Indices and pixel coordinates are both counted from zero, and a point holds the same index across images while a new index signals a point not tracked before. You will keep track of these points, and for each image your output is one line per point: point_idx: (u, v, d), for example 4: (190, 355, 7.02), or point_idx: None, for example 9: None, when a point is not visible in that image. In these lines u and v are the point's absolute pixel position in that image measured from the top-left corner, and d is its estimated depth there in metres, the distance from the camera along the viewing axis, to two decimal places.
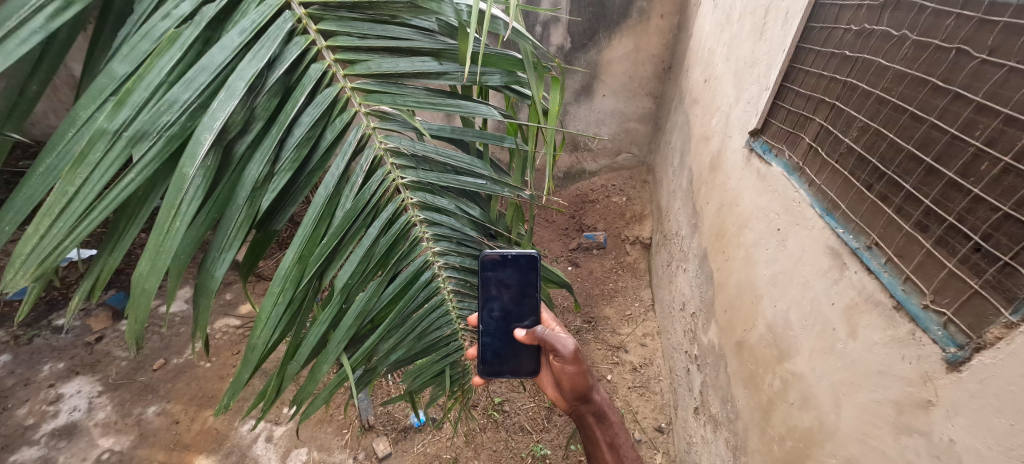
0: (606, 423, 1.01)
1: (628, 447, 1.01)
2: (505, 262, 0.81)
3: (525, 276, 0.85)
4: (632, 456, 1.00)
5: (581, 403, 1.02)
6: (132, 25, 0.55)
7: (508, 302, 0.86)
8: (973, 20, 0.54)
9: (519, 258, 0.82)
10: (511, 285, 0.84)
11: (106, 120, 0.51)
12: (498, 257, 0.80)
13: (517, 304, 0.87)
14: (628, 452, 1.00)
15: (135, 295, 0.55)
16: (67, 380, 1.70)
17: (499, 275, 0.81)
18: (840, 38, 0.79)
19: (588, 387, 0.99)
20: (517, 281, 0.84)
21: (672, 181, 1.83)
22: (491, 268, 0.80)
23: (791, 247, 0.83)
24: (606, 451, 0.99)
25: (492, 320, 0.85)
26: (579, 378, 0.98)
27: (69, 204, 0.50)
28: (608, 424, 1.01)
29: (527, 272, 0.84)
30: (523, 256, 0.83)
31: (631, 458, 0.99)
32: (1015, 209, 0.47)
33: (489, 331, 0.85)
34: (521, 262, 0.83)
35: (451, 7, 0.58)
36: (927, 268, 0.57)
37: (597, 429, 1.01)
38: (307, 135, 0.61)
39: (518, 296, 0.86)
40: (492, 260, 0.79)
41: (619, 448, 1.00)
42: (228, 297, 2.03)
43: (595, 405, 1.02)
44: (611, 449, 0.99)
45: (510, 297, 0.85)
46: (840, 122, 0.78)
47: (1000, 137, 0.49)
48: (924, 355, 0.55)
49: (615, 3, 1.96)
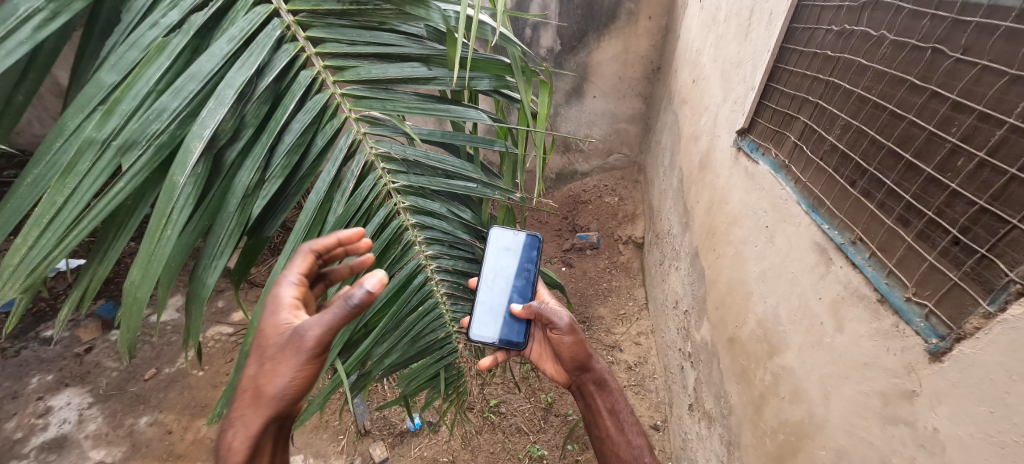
0: (606, 390, 0.94)
1: (628, 412, 0.95)
2: (507, 238, 0.81)
3: (527, 254, 0.83)
4: (632, 420, 0.94)
5: (580, 374, 0.93)
6: (119, 34, 0.55)
7: (504, 274, 0.82)
8: (947, 21, 0.55)
9: (523, 237, 0.82)
10: (509, 259, 0.82)
11: (94, 129, 0.51)
12: (502, 234, 0.81)
13: (514, 281, 0.83)
14: (627, 415, 0.94)
15: (127, 304, 0.55)
16: (56, 393, 1.68)
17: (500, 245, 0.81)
18: (822, 38, 0.81)
19: (587, 357, 0.90)
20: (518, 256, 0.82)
21: (663, 180, 1.85)
22: (495, 241, 0.80)
23: (779, 244, 0.85)
24: (606, 417, 0.92)
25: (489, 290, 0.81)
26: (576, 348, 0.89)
27: (57, 214, 0.50)
28: (608, 390, 0.94)
29: (528, 251, 0.83)
30: (527, 236, 0.82)
31: (631, 422, 0.94)
32: (991, 203, 0.49)
33: (484, 303, 0.81)
34: (522, 241, 0.82)
35: (439, 13, 0.59)
36: (909, 262, 0.58)
37: (597, 397, 0.94)
38: (298, 141, 0.61)
39: (515, 274, 0.83)
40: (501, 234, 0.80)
41: (618, 413, 0.94)
42: (220, 305, 2.02)
43: (595, 374, 0.93)
44: (612, 414, 0.93)
45: (506, 271, 0.82)
46: (824, 121, 0.80)
47: (975, 133, 0.51)
48: (908, 347, 0.56)
49: (603, 5, 1.97)
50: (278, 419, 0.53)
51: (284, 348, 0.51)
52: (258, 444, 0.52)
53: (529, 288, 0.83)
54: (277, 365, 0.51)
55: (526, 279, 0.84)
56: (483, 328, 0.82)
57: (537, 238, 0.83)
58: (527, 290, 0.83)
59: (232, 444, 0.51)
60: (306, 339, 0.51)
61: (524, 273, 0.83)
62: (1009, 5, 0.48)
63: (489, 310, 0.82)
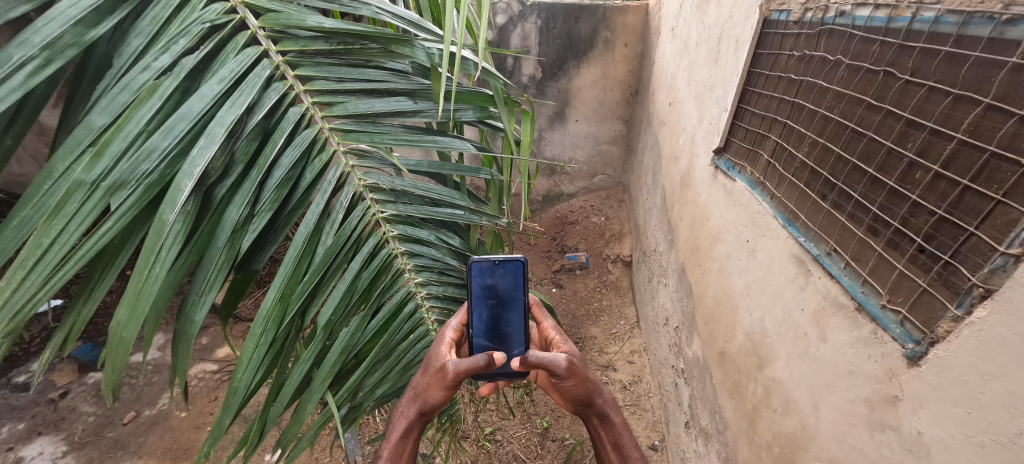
0: (609, 425, 0.87)
1: (634, 446, 0.88)
2: (490, 268, 0.79)
3: (514, 281, 0.81)
4: (638, 456, 0.87)
5: (582, 408, 0.87)
6: (110, 78, 0.57)
7: (495, 308, 0.80)
8: (894, 46, 0.60)
9: (504, 264, 0.80)
10: (495, 290, 0.80)
11: (84, 171, 0.52)
12: (484, 263, 0.78)
13: (504, 311, 0.82)
14: (633, 451, 0.87)
15: (113, 345, 0.54)
16: (28, 442, 1.61)
17: (486, 279, 0.79)
18: (785, 62, 0.86)
19: (587, 394, 0.84)
20: (505, 285, 0.81)
21: (647, 199, 1.89)
22: (480, 275, 0.78)
23: (760, 257, 0.88)
24: (609, 451, 0.87)
25: (482, 327, 0.80)
26: (578, 387, 0.83)
27: (44, 256, 0.51)
28: (612, 425, 0.88)
29: (514, 278, 0.80)
30: (509, 262, 0.79)
31: (636, 459, 0.86)
32: (950, 211, 0.51)
33: (478, 338, 0.81)
34: (506, 269, 0.80)
35: (423, 52, 0.62)
36: (881, 271, 0.61)
37: (601, 431, 0.88)
38: (287, 176, 0.63)
39: (503, 303, 0.81)
40: (481, 266, 0.77)
41: (624, 449, 0.87)
42: (204, 341, 1.98)
43: (598, 408, 0.87)
44: (615, 449, 0.87)
45: (494, 302, 0.80)
46: (793, 139, 0.83)
47: (929, 147, 0.54)
48: (888, 353, 0.58)
49: (581, 34, 2.05)
50: (424, 417, 0.80)
51: (433, 372, 0.75)
52: (411, 427, 0.81)
53: (520, 317, 0.82)
54: (430, 384, 0.75)
55: (517, 306, 0.82)
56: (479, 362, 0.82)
57: (520, 263, 0.80)
58: (519, 320, 0.82)
59: (398, 417, 0.82)
60: (448, 373, 0.73)
61: (514, 300, 0.82)
62: (946, 32, 0.52)
63: (482, 341, 0.81)
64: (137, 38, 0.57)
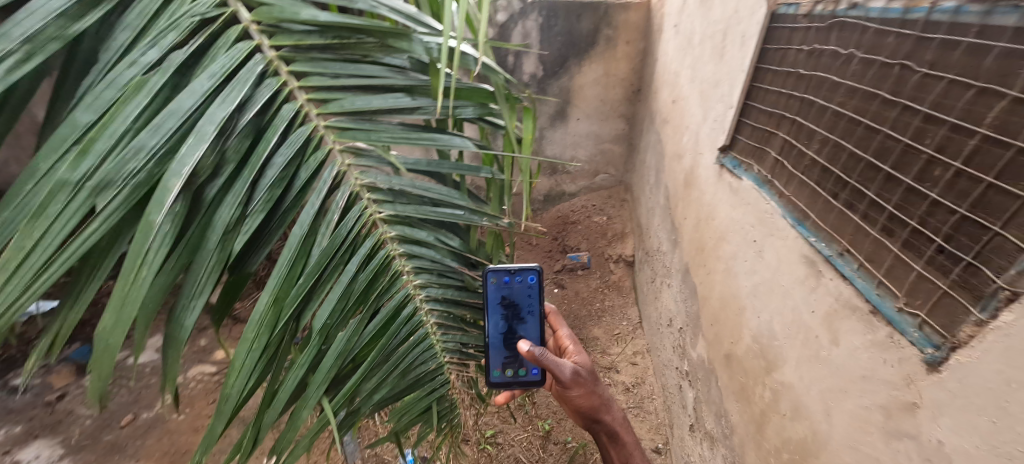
0: (618, 441, 0.98)
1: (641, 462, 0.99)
2: (509, 277, 0.83)
3: (529, 290, 0.87)
4: None
5: (591, 423, 0.98)
6: (96, 73, 0.55)
7: (510, 316, 0.86)
8: (911, 38, 0.58)
9: (522, 274, 0.85)
10: (513, 299, 0.85)
11: (68, 170, 0.50)
12: (500, 273, 0.81)
13: (519, 321, 0.87)
14: None
15: (98, 351, 0.52)
16: (25, 445, 1.59)
17: (502, 288, 0.83)
18: (794, 58, 0.84)
19: (593, 408, 0.95)
20: (522, 294, 0.86)
21: (650, 198, 1.86)
22: (498, 285, 0.82)
23: (768, 258, 0.85)
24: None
25: (498, 335, 0.85)
26: (584, 398, 0.94)
27: (26, 258, 0.49)
28: (619, 443, 0.98)
29: (528, 290, 0.87)
30: (527, 271, 0.85)
31: None
32: (971, 210, 0.49)
33: (495, 345, 0.85)
34: (521, 278, 0.85)
35: (421, 46, 0.60)
36: (897, 272, 0.58)
37: (609, 446, 0.99)
38: (281, 175, 0.61)
39: (519, 313, 0.86)
40: (497, 274, 0.81)
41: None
42: (202, 343, 1.96)
43: (605, 425, 0.97)
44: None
45: (510, 312, 0.85)
46: (802, 136, 0.81)
47: (948, 143, 0.52)
48: (905, 358, 0.55)
49: (582, 31, 2.03)
50: None
51: None
52: None
53: (534, 325, 0.89)
54: None
55: (533, 316, 0.89)
56: (495, 368, 0.87)
57: (535, 272, 0.86)
58: (533, 328, 0.89)
59: None
60: None
61: (529, 310, 0.88)
62: (968, 22, 0.50)
63: (498, 349, 0.86)
64: (123, 32, 0.55)
